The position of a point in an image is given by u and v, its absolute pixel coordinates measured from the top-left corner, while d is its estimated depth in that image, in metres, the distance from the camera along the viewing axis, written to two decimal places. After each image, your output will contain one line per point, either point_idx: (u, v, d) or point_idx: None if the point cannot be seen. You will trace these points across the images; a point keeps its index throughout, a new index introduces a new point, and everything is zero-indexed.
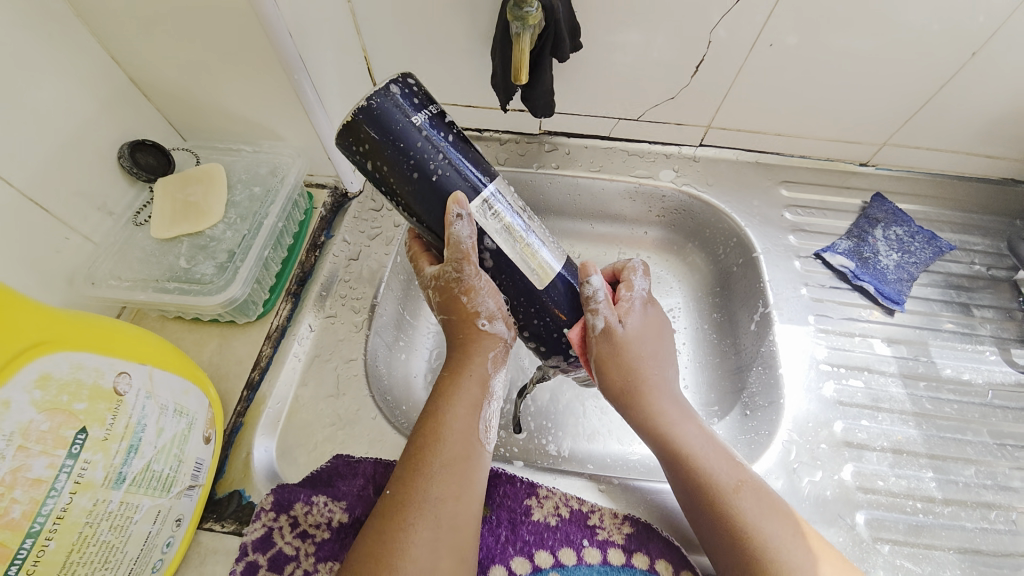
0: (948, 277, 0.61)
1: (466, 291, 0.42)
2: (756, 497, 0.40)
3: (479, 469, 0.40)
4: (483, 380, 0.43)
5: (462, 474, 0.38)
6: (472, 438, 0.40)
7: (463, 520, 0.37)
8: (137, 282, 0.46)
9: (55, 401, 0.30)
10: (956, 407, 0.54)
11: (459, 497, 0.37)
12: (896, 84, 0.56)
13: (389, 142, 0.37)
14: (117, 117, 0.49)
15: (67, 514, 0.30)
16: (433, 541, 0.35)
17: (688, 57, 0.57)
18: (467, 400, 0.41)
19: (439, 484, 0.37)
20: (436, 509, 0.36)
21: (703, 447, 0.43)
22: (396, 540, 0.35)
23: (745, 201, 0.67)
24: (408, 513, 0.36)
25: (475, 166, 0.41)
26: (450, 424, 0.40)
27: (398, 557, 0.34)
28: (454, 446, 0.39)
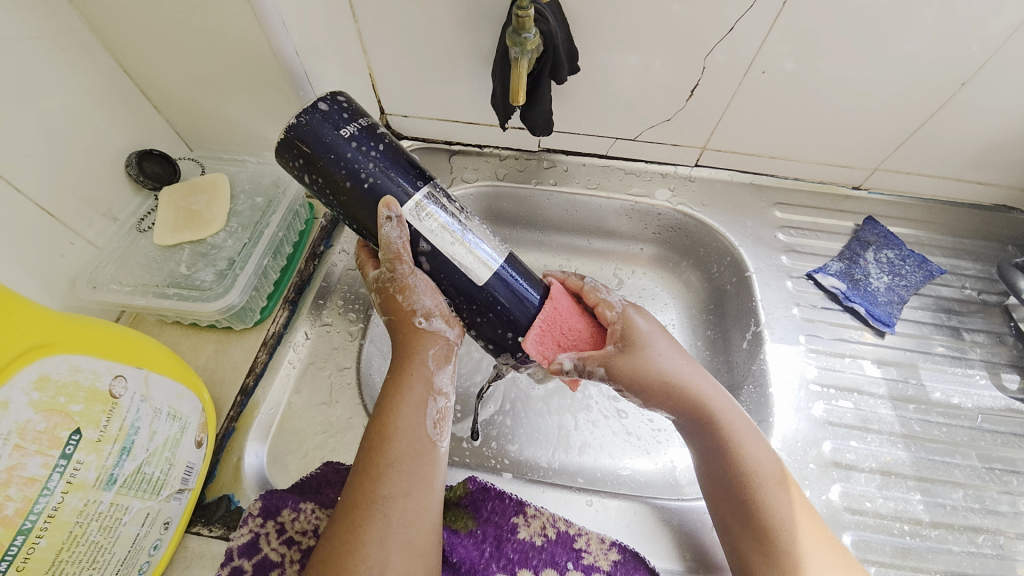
0: (939, 301, 0.62)
1: (402, 290, 0.43)
2: (791, 492, 0.42)
3: (432, 467, 0.41)
4: (427, 377, 0.43)
5: (408, 472, 0.39)
6: (421, 436, 0.41)
7: (415, 515, 0.38)
8: (138, 287, 0.47)
9: (52, 402, 0.31)
10: (945, 430, 0.54)
11: (408, 494, 0.39)
12: (886, 111, 0.58)
13: (322, 154, 0.41)
14: (127, 126, 0.50)
15: (58, 513, 0.31)
16: (386, 541, 0.37)
17: (684, 80, 0.59)
18: (412, 398, 0.42)
19: (386, 484, 0.39)
20: (385, 508, 0.38)
21: (753, 440, 0.44)
22: (351, 542, 0.36)
23: (738, 221, 0.68)
24: (362, 514, 0.37)
25: (408, 170, 0.43)
26: (398, 423, 0.41)
27: (351, 557, 0.36)
28: (400, 445, 0.40)
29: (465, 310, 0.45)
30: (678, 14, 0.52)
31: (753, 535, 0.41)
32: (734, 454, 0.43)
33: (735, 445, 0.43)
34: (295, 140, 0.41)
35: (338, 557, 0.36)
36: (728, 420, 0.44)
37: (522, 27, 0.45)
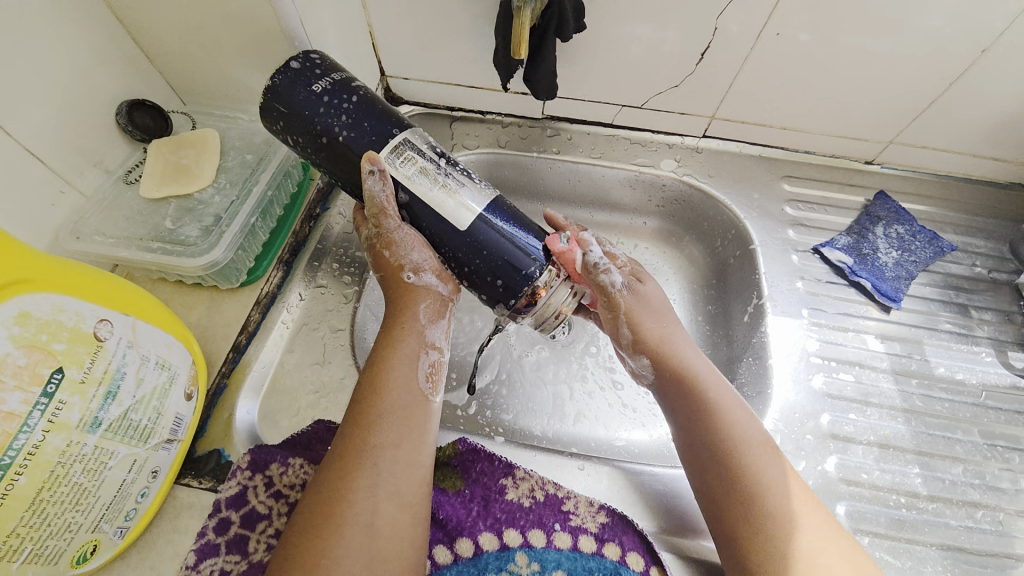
0: (948, 278, 0.60)
1: (389, 245, 0.44)
2: (776, 459, 0.41)
3: (423, 420, 0.40)
4: (419, 331, 0.43)
5: (400, 423, 0.39)
6: (413, 388, 0.41)
7: (403, 467, 0.38)
8: (120, 240, 0.45)
9: (33, 338, 0.30)
10: (947, 406, 0.53)
11: (398, 445, 0.38)
12: (905, 79, 0.55)
13: (296, 112, 0.41)
14: (118, 76, 0.49)
15: (39, 451, 0.30)
16: (374, 489, 0.36)
17: (694, 45, 0.56)
18: (404, 350, 0.41)
19: (377, 434, 0.38)
20: (375, 457, 0.37)
21: (734, 405, 0.43)
22: (340, 488, 0.36)
23: (745, 193, 0.66)
24: (351, 462, 0.37)
25: (385, 120, 0.43)
26: (390, 375, 0.40)
27: (339, 504, 0.35)
28: (393, 396, 0.40)
29: (455, 267, 0.44)
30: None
31: (733, 500, 0.40)
32: (713, 417, 0.42)
33: (728, 408, 0.43)
34: (272, 100, 0.42)
35: (326, 503, 0.35)
36: (709, 383, 0.44)
37: None
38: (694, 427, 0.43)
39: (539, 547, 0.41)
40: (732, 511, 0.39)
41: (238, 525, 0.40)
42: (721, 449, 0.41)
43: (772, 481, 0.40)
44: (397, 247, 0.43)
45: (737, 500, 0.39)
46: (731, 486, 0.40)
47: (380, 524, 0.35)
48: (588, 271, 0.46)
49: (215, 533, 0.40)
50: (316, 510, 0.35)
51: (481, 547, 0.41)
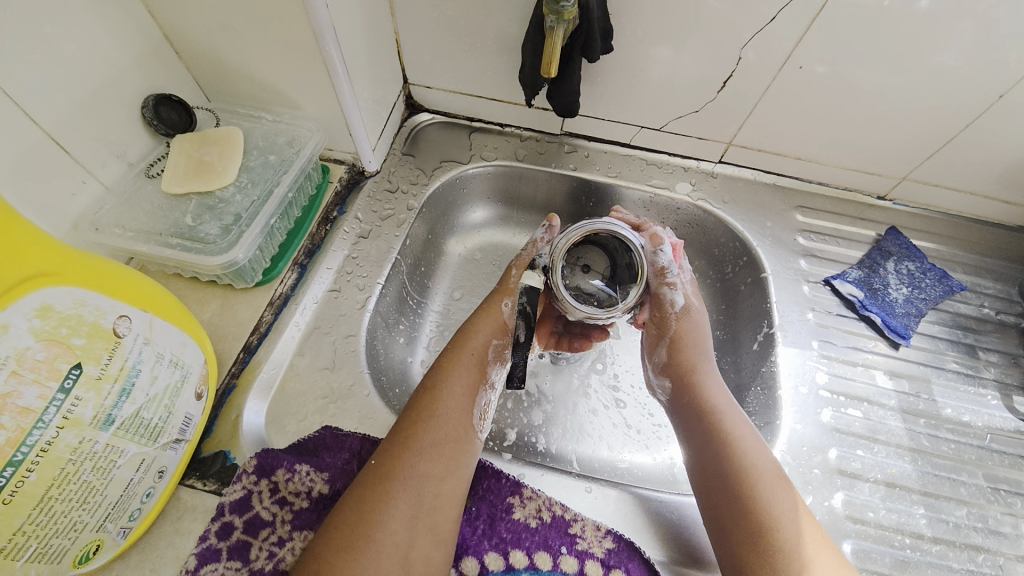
0: (956, 317, 0.61)
1: (520, 266, 0.51)
2: (786, 492, 0.42)
3: (467, 455, 0.41)
4: (478, 365, 0.46)
5: (450, 454, 0.40)
6: (467, 419, 0.42)
7: (442, 501, 0.38)
8: (140, 234, 0.45)
9: (54, 332, 0.29)
10: (953, 447, 0.53)
11: (442, 478, 0.39)
12: (922, 119, 0.56)
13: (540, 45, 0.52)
14: (147, 71, 0.49)
15: (51, 447, 0.29)
16: (410, 518, 0.37)
17: (716, 73, 0.57)
18: (462, 380, 0.44)
19: (424, 461, 0.39)
20: (418, 484, 0.38)
21: (749, 434, 0.45)
22: (376, 512, 0.36)
23: (759, 221, 0.67)
24: (392, 485, 0.37)
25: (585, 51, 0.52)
26: (444, 401, 0.42)
27: (374, 528, 0.35)
28: (446, 426, 0.41)
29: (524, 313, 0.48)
30: (712, 9, 0.51)
31: (746, 528, 0.41)
32: (729, 440, 0.45)
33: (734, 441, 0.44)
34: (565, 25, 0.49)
35: (361, 524, 0.35)
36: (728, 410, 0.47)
37: None
38: (711, 449, 0.45)
39: (544, 569, 0.41)
40: (744, 539, 0.41)
41: (242, 530, 0.40)
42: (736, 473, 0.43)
43: (783, 512, 0.41)
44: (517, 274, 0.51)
45: (750, 528, 0.41)
46: (743, 511, 0.41)
47: (411, 557, 0.36)
48: (659, 274, 0.51)
49: (216, 538, 0.39)
50: (351, 531, 0.35)
51: (487, 568, 0.41)
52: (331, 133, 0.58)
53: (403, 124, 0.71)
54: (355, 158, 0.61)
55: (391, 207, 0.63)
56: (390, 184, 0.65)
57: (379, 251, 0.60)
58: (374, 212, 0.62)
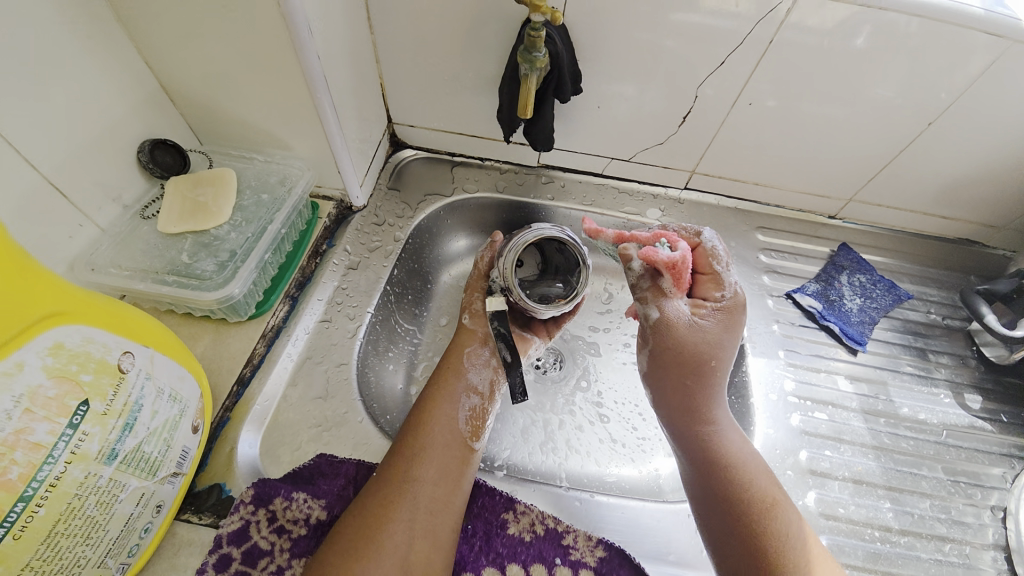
0: (906, 323, 0.66)
1: (476, 288, 0.56)
2: (783, 517, 0.44)
3: (464, 461, 0.44)
4: (464, 376, 0.49)
5: (445, 461, 0.43)
6: (457, 426, 0.46)
7: (440, 507, 0.41)
8: (136, 272, 0.46)
9: (64, 369, 0.30)
10: (912, 443, 0.57)
11: (438, 484, 0.42)
12: (860, 146, 0.63)
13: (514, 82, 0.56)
14: (143, 117, 0.52)
15: (60, 482, 0.30)
16: (408, 521, 0.39)
17: (677, 109, 0.63)
18: (449, 392, 0.47)
19: (417, 466, 0.42)
20: (416, 490, 0.41)
21: (744, 458, 0.46)
22: (378, 518, 0.39)
23: (723, 242, 0.72)
24: (394, 489, 0.41)
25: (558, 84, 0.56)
26: (434, 413, 0.46)
27: (377, 529, 0.38)
28: (439, 436, 0.44)
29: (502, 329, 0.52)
30: (673, 49, 0.56)
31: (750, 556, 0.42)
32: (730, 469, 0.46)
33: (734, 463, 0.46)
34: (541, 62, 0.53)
35: (367, 526, 0.38)
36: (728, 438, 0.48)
37: (533, 46, 0.49)
38: (711, 478, 0.46)
39: None
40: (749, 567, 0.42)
41: (240, 561, 0.40)
42: (737, 501, 0.44)
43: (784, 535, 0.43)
44: (474, 292, 0.55)
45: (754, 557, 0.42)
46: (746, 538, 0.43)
47: (412, 558, 0.38)
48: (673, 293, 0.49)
49: (214, 570, 0.39)
50: (358, 533, 0.38)
51: None
52: (321, 172, 0.61)
53: (388, 160, 0.74)
54: (343, 194, 0.64)
55: (379, 239, 0.66)
56: (377, 218, 0.68)
57: (368, 282, 0.62)
58: (363, 244, 0.65)
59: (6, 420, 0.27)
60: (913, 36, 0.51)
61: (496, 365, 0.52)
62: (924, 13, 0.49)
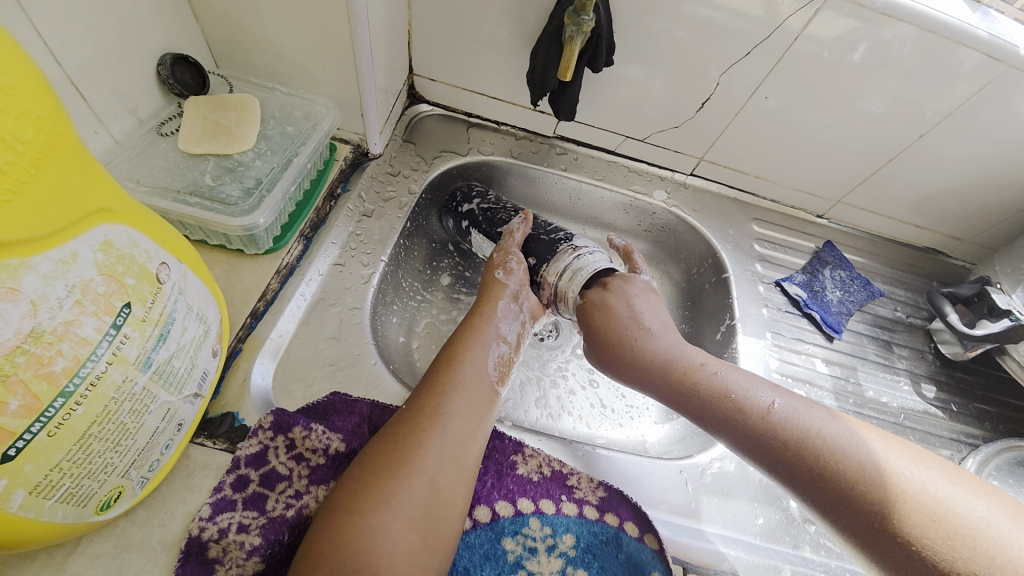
0: (876, 318, 0.72)
1: (503, 249, 0.61)
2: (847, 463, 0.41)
3: (487, 401, 0.46)
4: (493, 322, 0.52)
5: (472, 397, 0.45)
6: (485, 368, 0.48)
7: (467, 442, 0.43)
8: (156, 190, 0.45)
9: (111, 269, 0.30)
10: (875, 422, 0.64)
11: (466, 417, 0.44)
12: (858, 152, 0.67)
13: (553, 45, 0.57)
14: (165, 29, 0.49)
15: (99, 383, 0.29)
16: (439, 448, 0.41)
17: (697, 96, 0.65)
18: (480, 336, 0.50)
19: (448, 400, 0.44)
20: (445, 420, 0.43)
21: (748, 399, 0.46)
22: (396, 449, 0.40)
23: (722, 228, 0.76)
24: (423, 420, 0.42)
25: (598, 50, 0.57)
26: (464, 353, 0.48)
27: (407, 453, 0.40)
28: (468, 371, 0.47)
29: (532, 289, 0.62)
30: (685, 41, 0.59)
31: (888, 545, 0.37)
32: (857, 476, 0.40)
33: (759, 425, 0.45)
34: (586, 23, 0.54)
35: (395, 450, 0.40)
36: (851, 445, 0.42)
37: (582, 9, 0.50)
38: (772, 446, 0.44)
39: (549, 514, 0.46)
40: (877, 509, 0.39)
41: (257, 484, 0.40)
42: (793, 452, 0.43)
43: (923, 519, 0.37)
44: (508, 253, 0.60)
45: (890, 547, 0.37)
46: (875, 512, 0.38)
47: (440, 481, 0.40)
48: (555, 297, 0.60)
49: (231, 490, 0.40)
50: (387, 453, 0.40)
51: (498, 515, 0.45)
52: (343, 113, 0.59)
53: (404, 112, 0.73)
54: (362, 139, 0.63)
55: (394, 190, 0.66)
56: (391, 168, 0.67)
57: (383, 230, 0.62)
58: (377, 193, 0.64)
59: (59, 309, 0.26)
60: (909, 55, 0.55)
61: (525, 318, 0.56)
62: (928, 27, 0.53)
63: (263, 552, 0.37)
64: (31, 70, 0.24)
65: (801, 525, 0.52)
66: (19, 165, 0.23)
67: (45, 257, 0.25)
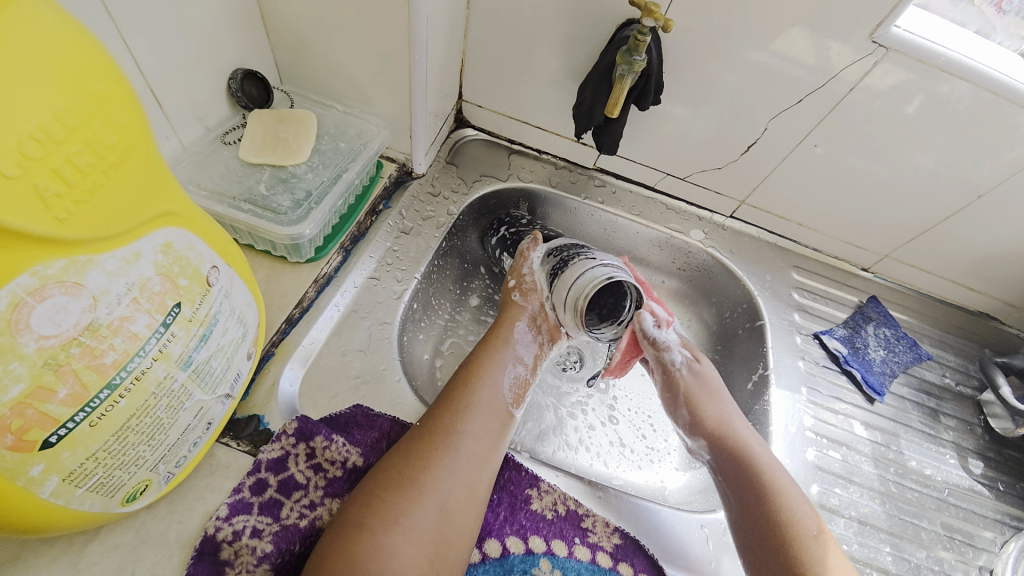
0: (922, 383, 0.68)
1: (517, 272, 0.58)
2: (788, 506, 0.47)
3: (502, 424, 0.46)
4: (512, 343, 0.52)
5: (482, 417, 0.45)
6: (501, 389, 0.48)
7: (484, 454, 0.44)
8: (213, 195, 0.47)
9: (168, 269, 0.31)
10: (916, 495, 0.60)
11: (478, 438, 0.44)
12: (908, 208, 0.65)
13: (602, 78, 0.57)
14: (239, 47, 0.52)
15: (143, 377, 0.30)
16: (453, 472, 0.41)
17: (743, 139, 0.64)
18: (497, 357, 0.50)
19: (462, 421, 0.44)
20: (459, 441, 0.43)
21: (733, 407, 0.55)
22: (408, 468, 0.40)
23: (760, 274, 0.74)
24: (436, 439, 0.42)
25: (648, 87, 0.57)
26: (481, 374, 0.48)
27: (419, 474, 0.40)
28: (482, 392, 0.47)
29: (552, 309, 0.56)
30: (733, 85, 0.59)
31: None
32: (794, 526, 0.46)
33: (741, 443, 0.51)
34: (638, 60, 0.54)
35: (407, 469, 0.40)
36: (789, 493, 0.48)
37: (635, 49, 0.51)
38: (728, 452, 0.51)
39: (560, 556, 0.44)
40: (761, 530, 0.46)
41: (275, 489, 0.41)
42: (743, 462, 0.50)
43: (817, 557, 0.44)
44: (524, 274, 0.57)
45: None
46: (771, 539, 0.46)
47: (452, 506, 0.40)
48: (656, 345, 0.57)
49: (249, 492, 0.40)
50: (400, 471, 0.40)
51: (509, 550, 0.44)
52: (393, 133, 0.62)
53: (450, 135, 0.75)
54: (407, 159, 0.65)
55: (433, 209, 0.67)
56: (433, 188, 0.69)
57: (419, 248, 0.63)
58: (417, 212, 0.66)
59: (117, 305, 0.27)
60: (967, 115, 0.54)
61: (541, 339, 0.55)
62: (987, 86, 0.51)
63: (273, 560, 0.38)
64: (123, 81, 0.26)
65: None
66: (97, 167, 0.25)
67: (111, 255, 0.27)
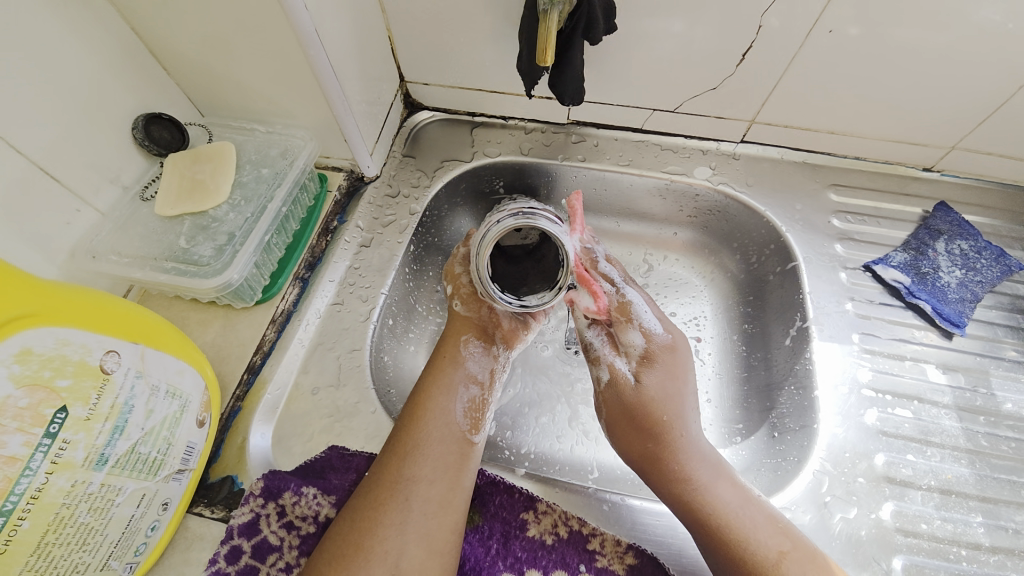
0: (1016, 300, 0.55)
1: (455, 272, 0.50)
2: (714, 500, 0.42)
3: (461, 456, 0.42)
4: (461, 364, 0.46)
5: (427, 457, 0.41)
6: (451, 420, 0.43)
7: (436, 497, 0.40)
8: (136, 259, 0.45)
9: (36, 376, 0.29)
10: (1014, 446, 0.49)
11: (430, 482, 0.40)
12: (973, 84, 0.50)
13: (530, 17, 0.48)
14: (134, 92, 0.48)
15: (43, 493, 0.29)
16: (404, 528, 0.38)
17: (732, 48, 0.52)
18: (443, 382, 0.45)
19: (411, 465, 0.41)
20: (407, 491, 0.40)
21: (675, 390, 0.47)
22: (356, 533, 0.38)
23: (788, 204, 0.61)
24: (384, 493, 0.39)
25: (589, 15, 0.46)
26: (429, 405, 0.43)
27: (367, 536, 0.38)
28: (431, 427, 0.42)
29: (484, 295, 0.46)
30: None
31: None
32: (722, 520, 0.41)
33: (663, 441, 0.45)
34: None
35: (354, 534, 0.38)
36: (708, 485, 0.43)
37: None
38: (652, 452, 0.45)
39: None
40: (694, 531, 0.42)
41: (250, 555, 0.40)
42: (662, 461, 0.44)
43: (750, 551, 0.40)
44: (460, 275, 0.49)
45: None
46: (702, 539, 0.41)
47: (406, 567, 0.37)
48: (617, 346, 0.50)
49: (226, 562, 0.39)
50: (348, 537, 0.38)
51: None
52: (326, 142, 0.56)
53: (403, 123, 0.68)
54: (353, 164, 0.59)
55: (392, 212, 0.61)
56: (391, 188, 0.63)
57: (381, 260, 0.58)
58: (375, 218, 0.60)
59: None
60: None
61: (496, 350, 0.48)
62: None
63: None
64: None
65: (891, 541, 0.45)
66: None
67: None
